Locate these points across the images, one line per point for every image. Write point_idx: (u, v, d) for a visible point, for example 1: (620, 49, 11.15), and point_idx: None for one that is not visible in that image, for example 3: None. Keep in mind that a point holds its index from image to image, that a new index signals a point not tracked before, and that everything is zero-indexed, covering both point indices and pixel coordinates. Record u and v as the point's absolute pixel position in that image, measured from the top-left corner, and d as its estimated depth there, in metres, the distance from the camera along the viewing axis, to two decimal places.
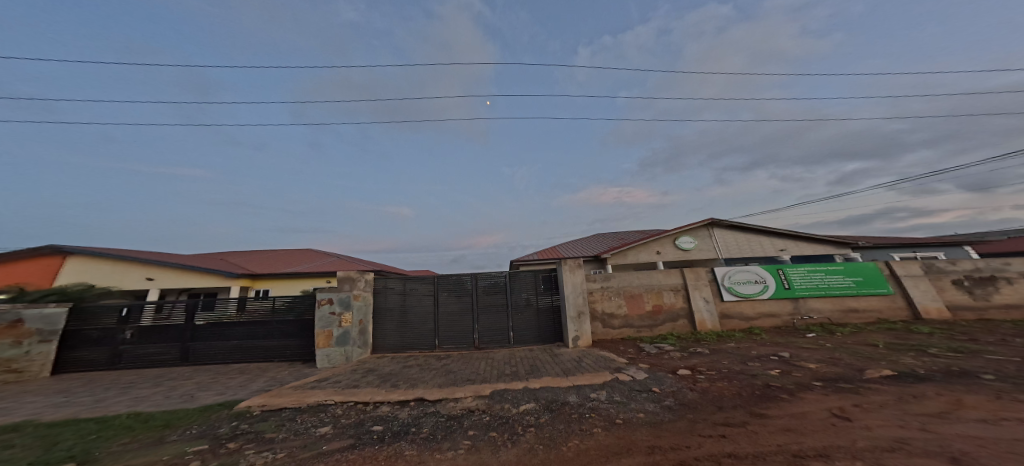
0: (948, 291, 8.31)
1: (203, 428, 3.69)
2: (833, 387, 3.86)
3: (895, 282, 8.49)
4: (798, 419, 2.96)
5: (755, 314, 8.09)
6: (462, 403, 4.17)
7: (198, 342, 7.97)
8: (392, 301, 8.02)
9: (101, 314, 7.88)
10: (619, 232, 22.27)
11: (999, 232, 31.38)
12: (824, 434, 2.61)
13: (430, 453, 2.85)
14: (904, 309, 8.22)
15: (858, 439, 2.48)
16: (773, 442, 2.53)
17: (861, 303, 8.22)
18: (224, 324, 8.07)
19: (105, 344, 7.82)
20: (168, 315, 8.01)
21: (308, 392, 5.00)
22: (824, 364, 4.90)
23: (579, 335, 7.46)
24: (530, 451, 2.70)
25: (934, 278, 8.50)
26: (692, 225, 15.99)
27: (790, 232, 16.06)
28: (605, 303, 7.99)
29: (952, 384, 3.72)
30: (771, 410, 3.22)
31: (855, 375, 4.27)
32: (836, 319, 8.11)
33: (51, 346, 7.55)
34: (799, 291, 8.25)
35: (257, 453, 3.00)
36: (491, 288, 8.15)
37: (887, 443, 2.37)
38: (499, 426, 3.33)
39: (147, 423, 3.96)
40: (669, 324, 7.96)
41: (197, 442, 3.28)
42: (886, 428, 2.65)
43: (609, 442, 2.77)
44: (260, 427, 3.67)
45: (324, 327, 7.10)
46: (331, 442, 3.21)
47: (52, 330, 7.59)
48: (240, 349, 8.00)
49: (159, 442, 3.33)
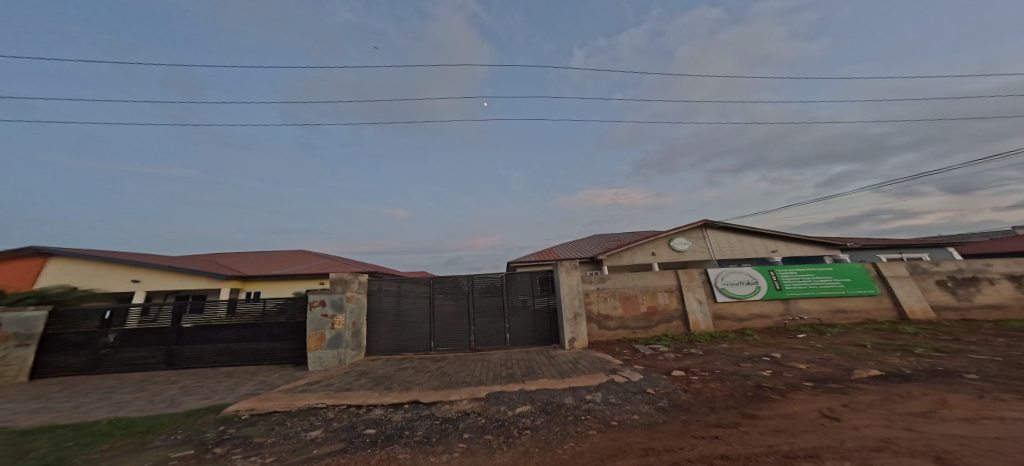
0: (933, 292, 8.53)
1: (187, 434, 3.61)
2: (822, 387, 3.93)
3: (881, 282, 8.69)
4: (788, 420, 3.01)
5: (747, 315, 8.21)
6: (456, 405, 4.14)
7: (185, 345, 7.80)
8: (386, 302, 7.95)
9: (83, 317, 7.67)
10: (614, 234, 22.44)
11: (981, 233, 32.33)
12: (813, 434, 2.65)
13: (424, 456, 2.83)
14: (891, 310, 8.40)
15: (846, 439, 2.53)
16: (763, 443, 2.57)
17: (850, 303, 8.39)
18: (212, 327, 7.91)
19: (86, 348, 7.61)
20: (154, 318, 7.83)
21: (299, 395, 4.92)
22: (813, 364, 4.99)
23: (575, 337, 7.48)
24: (525, 454, 2.69)
25: (920, 279, 8.71)
26: (685, 227, 16.17)
27: (780, 233, 16.35)
28: (601, 305, 8.03)
29: (936, 384, 3.82)
30: (761, 411, 3.26)
31: (843, 376, 4.35)
32: (825, 320, 8.27)
33: (28, 350, 7.34)
34: (789, 292, 8.40)
35: (244, 458, 2.95)
36: (487, 289, 8.13)
37: (874, 443, 2.41)
38: (495, 429, 3.32)
39: (129, 429, 3.86)
40: (664, 326, 8.03)
41: (181, 448, 3.20)
42: (872, 428, 2.70)
43: (603, 444, 2.78)
44: (248, 432, 3.60)
45: (316, 330, 7.01)
46: (322, 446, 3.16)
47: (29, 334, 7.37)
48: (229, 352, 7.86)
49: (142, 448, 3.25)
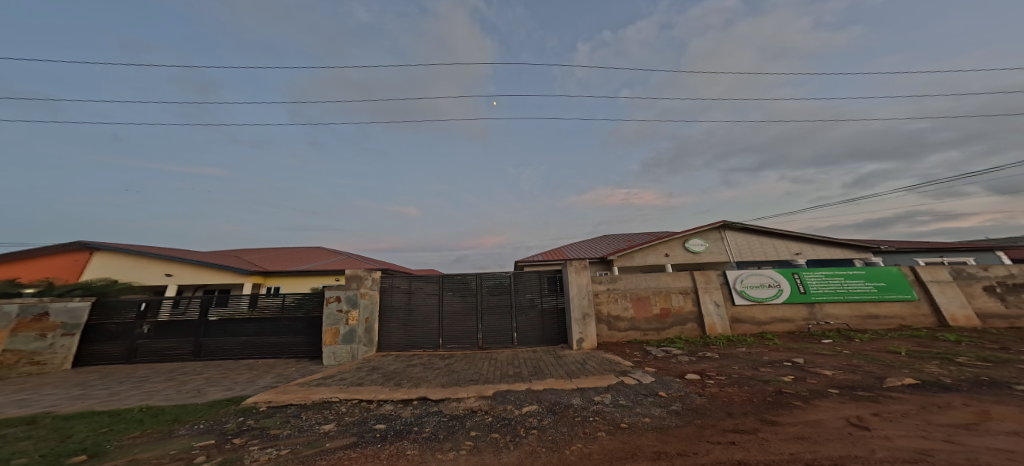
0: (978, 298, 7.90)
1: (209, 424, 3.76)
2: (851, 395, 3.69)
3: (919, 288, 8.13)
4: (811, 427, 2.83)
5: (767, 318, 7.84)
6: (464, 403, 4.14)
7: (210, 338, 8.17)
8: (398, 300, 8.03)
9: (119, 309, 8.16)
10: (628, 236, 22.10)
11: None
12: (839, 442, 2.50)
13: (432, 453, 2.82)
14: (928, 316, 7.85)
15: (877, 449, 2.36)
16: (785, 450, 2.43)
17: (881, 308, 7.89)
18: (234, 321, 8.25)
19: (122, 338, 8.10)
20: (183, 311, 8.24)
21: (313, 389, 5.06)
22: (841, 371, 4.70)
23: (584, 337, 7.32)
24: (532, 454, 2.65)
25: (963, 284, 8.08)
26: (701, 227, 15.69)
27: (804, 235, 15.63)
28: (610, 306, 7.87)
29: (981, 394, 3.51)
30: (784, 418, 3.09)
31: (874, 384, 4.06)
32: (853, 325, 7.80)
33: (73, 339, 7.84)
34: (813, 295, 7.99)
35: (261, 449, 3.03)
36: (497, 288, 8.10)
37: (910, 455, 2.23)
38: (502, 427, 3.29)
39: (156, 417, 4.07)
40: (678, 328, 7.79)
41: (203, 438, 3.34)
42: (906, 438, 2.50)
43: (613, 446, 2.70)
44: (264, 424, 3.72)
45: (331, 325, 7.32)
46: (333, 440, 3.22)
47: (75, 324, 7.89)
48: (249, 346, 8.16)
49: (168, 436, 3.41)
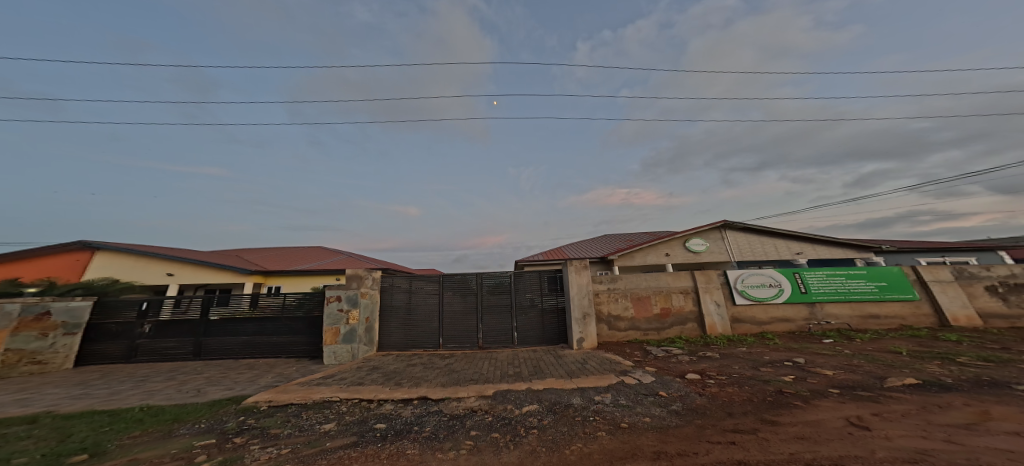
0: (979, 298, 7.88)
1: (209, 423, 3.77)
2: (851, 395, 3.68)
3: (920, 288, 8.12)
4: (811, 427, 2.83)
5: (767, 318, 7.83)
6: (464, 402, 4.14)
7: (211, 337, 8.18)
8: (398, 299, 8.04)
9: (120, 309, 8.17)
10: (629, 236, 22.07)
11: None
12: (839, 442, 2.49)
13: (431, 453, 2.82)
14: (929, 316, 7.83)
15: (877, 449, 2.35)
16: (785, 450, 2.42)
17: (882, 308, 7.87)
18: (234, 320, 8.25)
19: (123, 337, 8.12)
20: (184, 310, 8.25)
21: (314, 388, 5.07)
22: (841, 370, 4.69)
23: (584, 337, 7.32)
24: (532, 454, 2.65)
25: (964, 284, 8.06)
26: (702, 227, 15.66)
27: (805, 235, 15.60)
28: (611, 306, 7.86)
29: (982, 394, 3.50)
30: (784, 418, 3.09)
31: (875, 384, 4.05)
32: (854, 325, 7.79)
33: (74, 339, 7.89)
34: (813, 295, 7.98)
35: (261, 449, 3.03)
36: (497, 288, 8.10)
37: (910, 455, 2.23)
38: (502, 427, 3.29)
39: (157, 416, 4.07)
40: (679, 327, 7.78)
41: (203, 437, 3.34)
42: (906, 438, 2.50)
43: (612, 446, 2.70)
44: (265, 423, 3.73)
45: (331, 325, 7.33)
46: (334, 439, 3.22)
47: (76, 323, 7.93)
48: (249, 345, 8.17)
49: (169, 435, 3.41)
